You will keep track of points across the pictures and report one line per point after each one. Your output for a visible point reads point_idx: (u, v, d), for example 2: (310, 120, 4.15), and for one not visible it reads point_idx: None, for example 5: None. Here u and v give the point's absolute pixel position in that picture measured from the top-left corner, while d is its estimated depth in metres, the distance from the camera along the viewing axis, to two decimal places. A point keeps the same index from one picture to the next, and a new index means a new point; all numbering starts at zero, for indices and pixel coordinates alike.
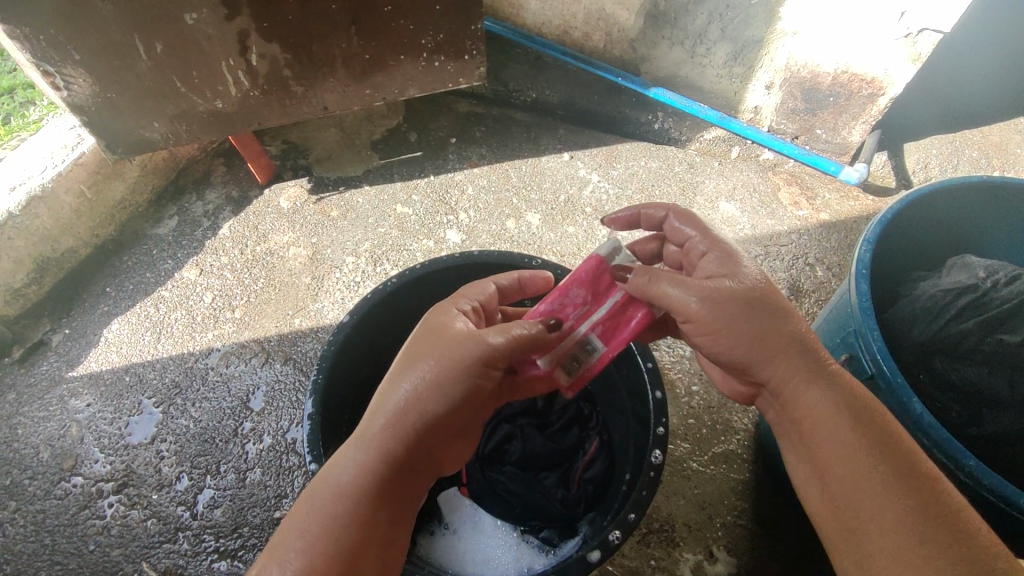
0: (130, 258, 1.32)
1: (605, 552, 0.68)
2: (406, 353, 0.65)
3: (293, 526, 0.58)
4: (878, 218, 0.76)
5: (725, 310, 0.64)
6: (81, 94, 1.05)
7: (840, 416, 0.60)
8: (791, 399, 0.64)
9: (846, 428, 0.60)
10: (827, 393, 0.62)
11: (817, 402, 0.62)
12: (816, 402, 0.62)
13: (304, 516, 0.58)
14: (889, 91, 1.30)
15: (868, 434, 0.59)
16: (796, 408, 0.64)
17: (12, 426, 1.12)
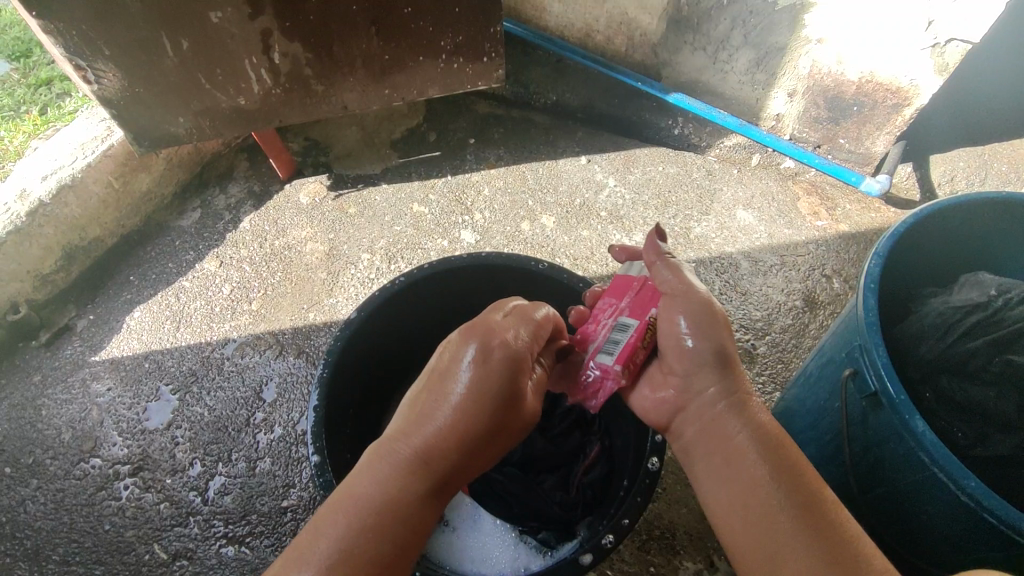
0: (154, 248, 1.36)
1: (596, 556, 0.68)
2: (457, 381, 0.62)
3: (327, 543, 0.55)
4: (889, 231, 0.75)
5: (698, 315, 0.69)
6: (110, 89, 1.09)
7: (749, 449, 0.62)
8: (713, 430, 0.66)
9: (755, 462, 0.61)
10: (744, 424, 0.64)
11: (740, 434, 0.64)
12: (739, 432, 0.64)
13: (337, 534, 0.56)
14: (916, 101, 1.27)
15: (781, 466, 0.60)
16: (717, 440, 0.65)
17: (37, 407, 1.16)
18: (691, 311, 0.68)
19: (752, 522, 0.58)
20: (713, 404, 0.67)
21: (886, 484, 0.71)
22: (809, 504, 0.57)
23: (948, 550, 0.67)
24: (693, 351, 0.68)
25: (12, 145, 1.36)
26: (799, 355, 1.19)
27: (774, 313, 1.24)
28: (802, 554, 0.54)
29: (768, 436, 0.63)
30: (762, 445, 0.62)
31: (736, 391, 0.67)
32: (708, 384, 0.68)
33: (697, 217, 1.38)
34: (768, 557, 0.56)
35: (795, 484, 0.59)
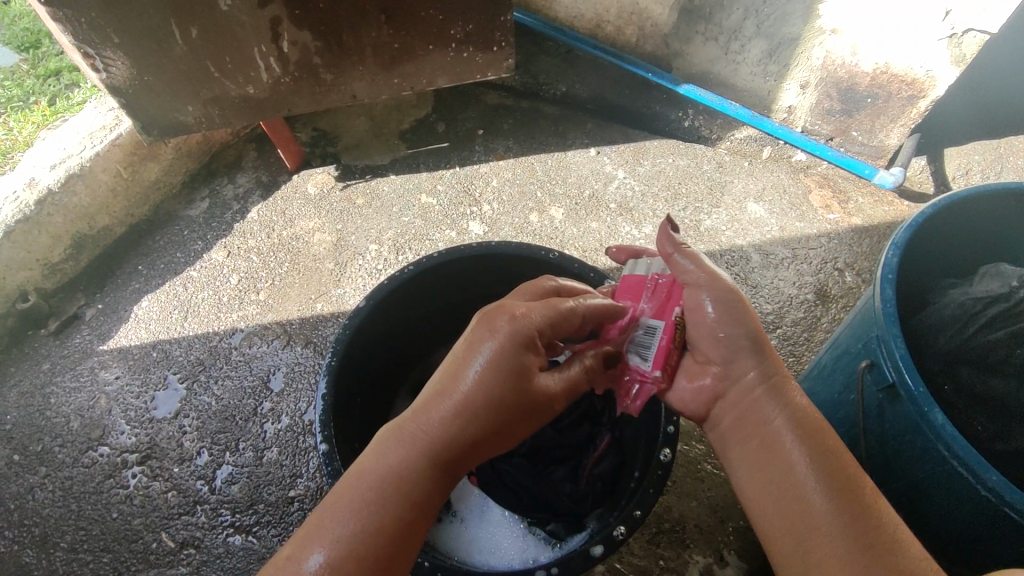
0: (162, 237, 1.36)
1: (608, 547, 0.68)
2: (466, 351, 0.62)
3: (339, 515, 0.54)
4: (907, 222, 0.73)
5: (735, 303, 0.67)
6: (119, 77, 1.08)
7: (785, 433, 0.61)
8: (748, 416, 0.64)
9: (791, 445, 0.60)
10: (781, 410, 0.63)
11: (776, 419, 0.63)
12: (774, 417, 0.63)
13: (348, 509, 0.55)
14: (931, 93, 1.25)
15: (817, 449, 0.59)
16: (753, 425, 0.64)
17: (46, 395, 1.16)
18: (717, 295, 0.68)
19: (785, 505, 0.58)
20: (751, 389, 0.65)
21: (901, 478, 0.70)
22: (844, 488, 0.57)
23: (965, 545, 0.66)
24: (729, 335, 0.66)
25: (21, 135, 1.36)
26: (811, 348, 1.17)
27: (785, 306, 1.22)
28: (835, 538, 0.54)
29: (805, 420, 0.62)
30: (798, 428, 0.61)
31: (772, 375, 0.65)
32: (750, 374, 0.66)
33: (708, 210, 1.37)
34: (800, 540, 0.56)
35: (831, 468, 0.58)
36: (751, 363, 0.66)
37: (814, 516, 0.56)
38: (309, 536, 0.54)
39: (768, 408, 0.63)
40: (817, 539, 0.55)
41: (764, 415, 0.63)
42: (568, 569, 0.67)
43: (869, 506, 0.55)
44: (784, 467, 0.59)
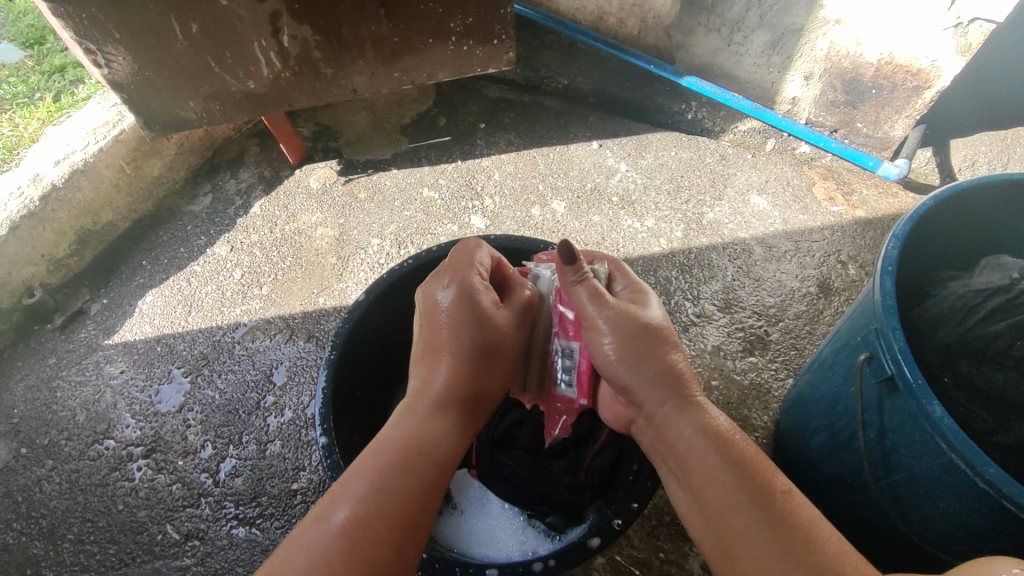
0: (166, 232, 1.37)
1: (605, 539, 0.69)
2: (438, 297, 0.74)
3: (347, 493, 0.58)
4: (908, 214, 0.72)
5: (625, 363, 0.69)
6: (120, 72, 1.09)
7: (699, 446, 0.63)
8: (662, 433, 0.67)
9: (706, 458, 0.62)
10: (685, 419, 0.65)
11: (688, 433, 0.64)
12: (683, 432, 0.65)
13: (362, 479, 0.59)
14: (937, 83, 1.24)
15: (733, 460, 0.61)
16: (669, 442, 0.66)
17: (52, 388, 1.17)
18: (620, 335, 0.69)
19: (712, 520, 0.58)
20: (661, 410, 0.67)
21: (900, 470, 0.69)
22: (761, 492, 0.58)
23: (966, 538, 0.66)
24: (622, 377, 0.69)
25: (26, 132, 1.37)
26: (814, 342, 1.17)
27: (788, 299, 1.22)
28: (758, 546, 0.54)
29: (716, 431, 0.64)
30: (711, 441, 0.63)
31: (678, 396, 0.67)
32: (657, 394, 0.68)
33: (711, 203, 1.36)
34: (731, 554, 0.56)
35: (747, 475, 0.59)
36: (658, 390, 0.68)
37: (736, 526, 0.56)
38: (326, 506, 0.58)
39: (682, 423, 0.65)
40: (739, 552, 0.55)
41: (677, 430, 0.65)
42: (565, 560, 0.67)
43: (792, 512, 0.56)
44: (703, 480, 0.60)
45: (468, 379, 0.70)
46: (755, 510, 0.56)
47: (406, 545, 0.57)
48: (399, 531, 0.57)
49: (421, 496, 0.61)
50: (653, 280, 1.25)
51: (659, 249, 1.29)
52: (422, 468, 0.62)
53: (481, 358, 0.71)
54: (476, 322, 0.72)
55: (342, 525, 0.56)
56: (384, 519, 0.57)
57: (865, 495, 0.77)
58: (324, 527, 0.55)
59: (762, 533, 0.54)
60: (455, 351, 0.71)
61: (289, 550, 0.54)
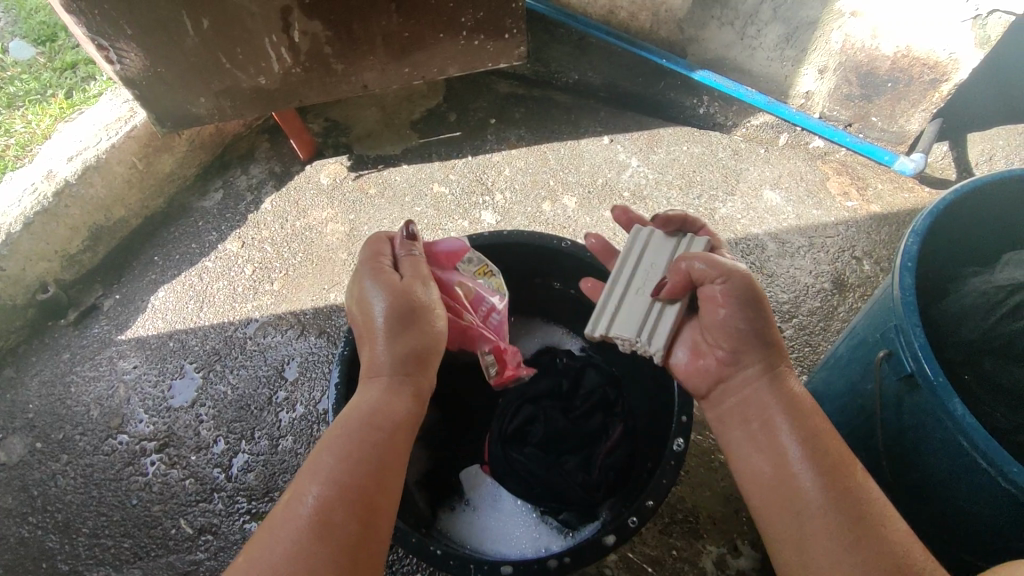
0: (177, 228, 1.37)
1: (621, 537, 0.68)
2: (362, 287, 0.73)
3: (313, 480, 0.58)
4: (928, 209, 0.71)
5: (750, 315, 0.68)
6: (133, 68, 1.09)
7: (782, 421, 0.64)
8: (749, 401, 0.67)
9: (785, 431, 0.63)
10: (771, 383, 0.66)
11: (774, 405, 0.65)
12: (773, 403, 0.65)
13: (325, 461, 0.60)
14: (955, 76, 1.22)
15: (812, 439, 0.61)
16: (751, 411, 0.66)
17: (66, 383, 1.18)
18: (733, 287, 0.68)
19: (786, 497, 0.59)
20: (755, 379, 0.67)
21: (920, 468, 0.68)
22: (837, 474, 0.59)
23: (986, 539, 0.65)
24: (734, 328, 0.68)
25: (39, 128, 1.38)
26: (828, 338, 1.16)
27: (801, 296, 1.20)
28: (824, 523, 0.56)
29: (801, 407, 0.64)
30: (795, 417, 0.63)
31: (778, 362, 0.68)
32: (768, 358, 0.68)
33: (723, 198, 1.35)
34: (796, 525, 0.58)
35: (823, 455, 0.60)
36: (760, 357, 0.68)
37: (809, 505, 0.57)
38: (297, 492, 0.58)
39: (765, 393, 0.66)
40: (811, 533, 0.56)
41: (765, 399, 0.66)
42: (580, 559, 0.67)
43: (860, 492, 0.57)
44: (781, 454, 0.61)
45: (407, 350, 0.71)
46: (829, 487, 0.57)
47: (373, 511, 0.58)
48: (363, 504, 0.58)
49: (380, 465, 0.61)
50: None
51: None
52: (376, 436, 0.63)
53: (414, 329, 0.72)
54: (399, 298, 0.71)
55: (309, 511, 0.56)
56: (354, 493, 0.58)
57: (883, 492, 0.76)
58: (298, 511, 0.56)
59: (834, 515, 0.56)
60: (387, 328, 0.71)
61: (263, 541, 0.55)
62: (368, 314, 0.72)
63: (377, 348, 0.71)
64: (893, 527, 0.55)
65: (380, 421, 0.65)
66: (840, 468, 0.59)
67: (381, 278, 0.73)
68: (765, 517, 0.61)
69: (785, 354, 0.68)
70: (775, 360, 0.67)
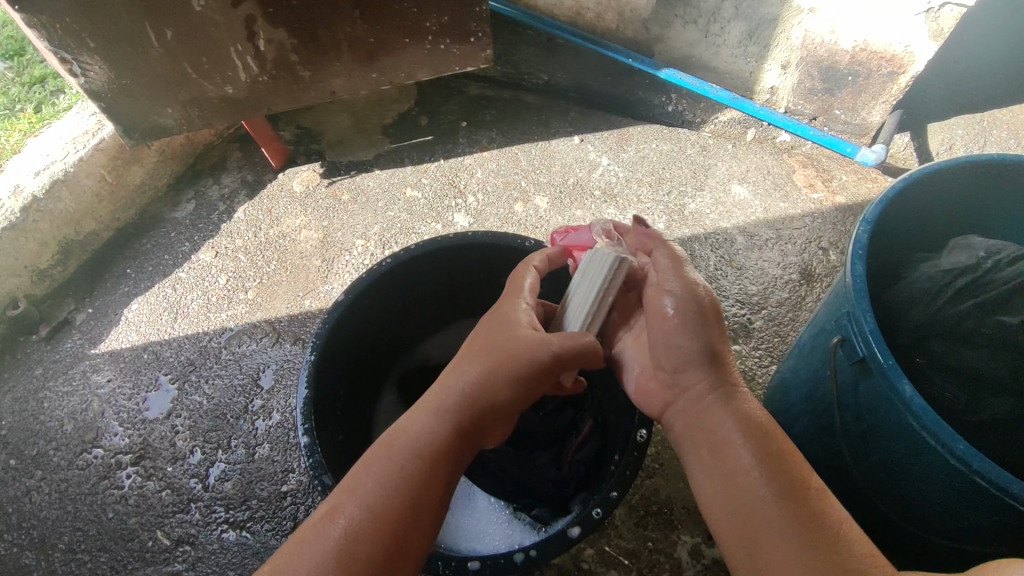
0: (150, 240, 1.37)
1: (585, 529, 0.68)
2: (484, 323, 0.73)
3: (349, 501, 0.58)
4: (879, 197, 0.73)
5: (691, 325, 0.69)
6: (97, 80, 1.09)
7: (735, 437, 0.64)
8: (701, 420, 0.68)
9: (738, 447, 0.64)
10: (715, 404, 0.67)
11: (725, 424, 0.66)
12: (725, 423, 0.66)
13: (367, 482, 0.60)
14: (911, 69, 1.25)
15: (767, 455, 0.62)
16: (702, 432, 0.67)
17: (39, 400, 1.17)
18: (680, 300, 0.70)
19: (742, 515, 0.59)
20: (702, 397, 0.68)
21: (878, 450, 0.70)
22: (795, 487, 0.60)
23: (943, 517, 0.67)
24: (680, 346, 0.70)
25: (8, 143, 1.37)
26: (797, 328, 1.18)
27: (770, 287, 1.22)
28: (775, 531, 0.57)
29: (755, 425, 0.65)
30: (749, 433, 0.64)
31: (724, 383, 0.69)
32: (717, 376, 0.69)
33: (692, 193, 1.37)
34: (754, 540, 0.58)
35: (777, 469, 0.61)
36: (705, 378, 0.69)
37: (766, 521, 0.58)
38: (335, 505, 0.59)
39: (717, 412, 0.67)
40: (769, 549, 0.57)
41: (720, 419, 0.66)
42: (546, 552, 0.68)
43: (818, 505, 0.58)
44: (734, 472, 0.62)
45: (475, 375, 0.66)
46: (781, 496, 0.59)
47: (398, 550, 0.57)
48: (392, 538, 0.57)
49: (415, 499, 0.59)
50: None
51: None
52: (417, 466, 0.61)
53: (495, 361, 0.67)
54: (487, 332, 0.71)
55: (334, 539, 0.56)
56: (383, 526, 0.57)
57: (845, 474, 0.78)
58: (327, 528, 0.57)
59: (791, 532, 0.56)
60: (472, 357, 0.69)
61: (293, 552, 0.56)
62: (471, 347, 0.70)
63: (460, 370, 0.68)
64: (851, 542, 0.56)
65: (426, 447, 0.62)
66: (795, 483, 0.60)
67: (499, 319, 0.72)
68: (723, 536, 0.61)
69: (735, 376, 0.69)
70: (724, 380, 0.68)
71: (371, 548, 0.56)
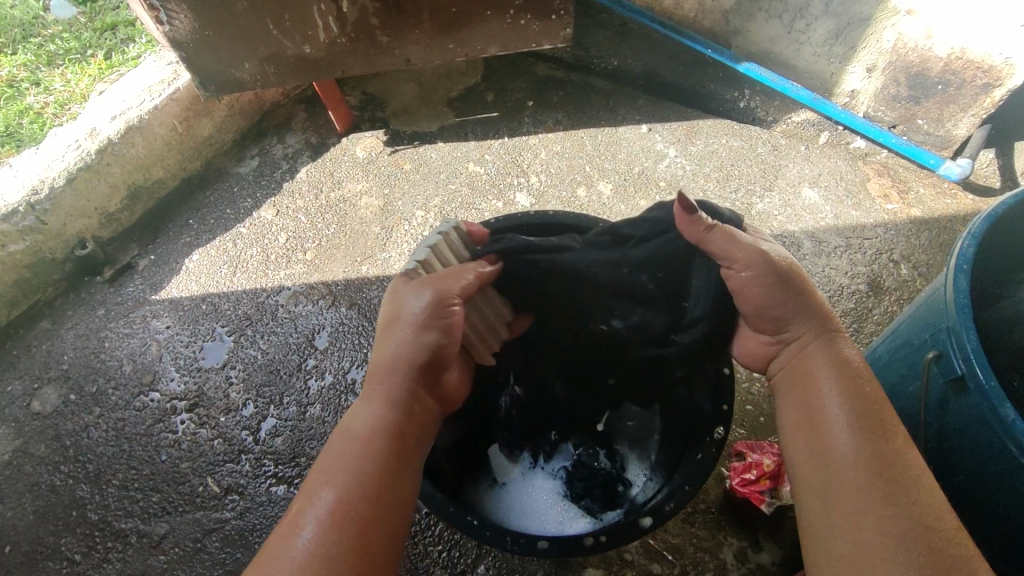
0: (213, 193, 1.39)
1: (657, 520, 0.69)
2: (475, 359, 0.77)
3: (334, 471, 0.57)
4: (986, 212, 0.70)
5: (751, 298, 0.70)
6: (182, 30, 1.09)
7: (827, 380, 0.63)
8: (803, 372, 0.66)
9: (830, 393, 0.62)
10: (818, 307, 0.68)
11: (822, 369, 0.64)
12: (819, 363, 0.65)
13: (349, 455, 0.59)
14: (1009, 82, 1.19)
15: (818, 426, 0.61)
16: (806, 384, 0.65)
17: (101, 338, 1.20)
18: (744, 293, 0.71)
19: (822, 452, 0.60)
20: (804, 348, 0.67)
21: (960, 473, 0.68)
22: (878, 435, 0.58)
23: None
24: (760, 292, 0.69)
25: (77, 87, 1.43)
26: (861, 340, 1.14)
27: (835, 296, 1.19)
28: (853, 487, 0.56)
29: (851, 368, 0.64)
30: (843, 380, 0.63)
31: (824, 330, 0.67)
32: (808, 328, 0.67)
33: (760, 193, 1.33)
34: (824, 475, 0.58)
35: (871, 434, 0.58)
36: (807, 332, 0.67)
37: (852, 487, 0.56)
38: (324, 476, 0.57)
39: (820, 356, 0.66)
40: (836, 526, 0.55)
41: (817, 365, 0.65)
42: (619, 538, 0.68)
43: (891, 454, 0.57)
44: (822, 421, 0.61)
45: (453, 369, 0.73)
46: (872, 466, 0.56)
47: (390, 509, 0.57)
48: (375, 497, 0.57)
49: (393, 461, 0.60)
50: None
51: None
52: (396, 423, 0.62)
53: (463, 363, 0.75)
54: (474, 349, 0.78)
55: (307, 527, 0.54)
56: (376, 483, 0.57)
57: None
58: (315, 503, 0.55)
59: (878, 514, 0.53)
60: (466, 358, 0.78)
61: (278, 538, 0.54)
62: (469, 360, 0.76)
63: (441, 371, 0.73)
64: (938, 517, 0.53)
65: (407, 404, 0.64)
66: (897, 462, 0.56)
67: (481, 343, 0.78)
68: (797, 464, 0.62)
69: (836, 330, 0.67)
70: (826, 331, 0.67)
71: (362, 519, 0.55)
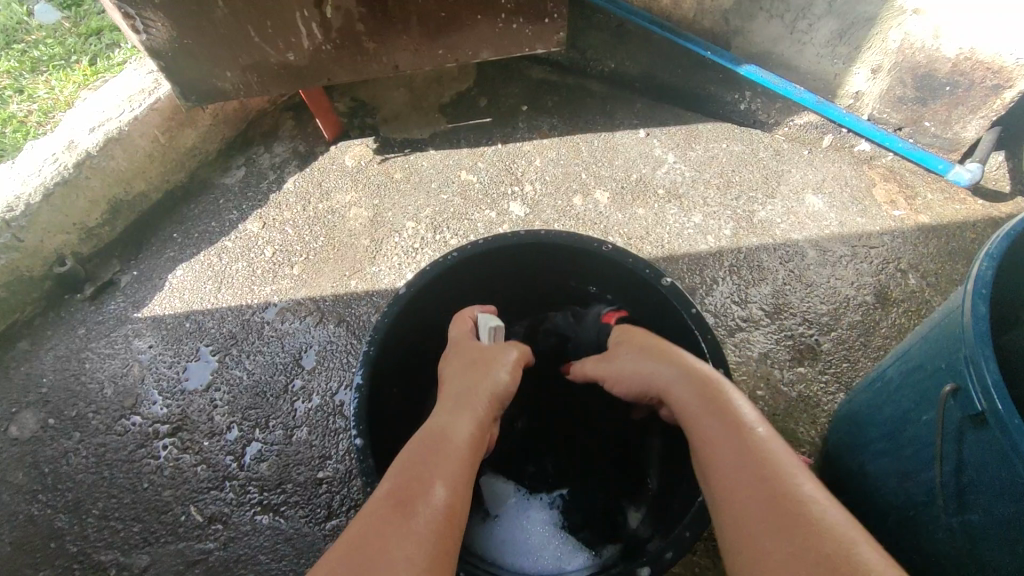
0: (197, 206, 1.34)
1: (657, 568, 0.64)
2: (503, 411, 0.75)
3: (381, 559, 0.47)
4: (1003, 231, 0.66)
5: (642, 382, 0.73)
6: (159, 39, 1.05)
7: (714, 434, 0.59)
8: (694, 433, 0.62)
9: (714, 451, 0.58)
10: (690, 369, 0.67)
11: (707, 422, 0.61)
12: (705, 423, 0.61)
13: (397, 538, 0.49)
14: (1020, 83, 1.15)
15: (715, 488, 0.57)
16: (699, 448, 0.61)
17: (81, 360, 1.16)
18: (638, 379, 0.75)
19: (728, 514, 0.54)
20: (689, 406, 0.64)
21: (979, 510, 0.64)
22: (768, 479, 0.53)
23: None
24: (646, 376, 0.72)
25: (62, 95, 1.38)
26: (869, 355, 1.10)
27: (841, 308, 1.15)
28: (754, 518, 0.51)
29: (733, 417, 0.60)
30: (725, 429, 0.59)
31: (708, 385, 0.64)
32: (686, 391, 0.65)
33: (762, 200, 1.29)
34: (730, 542, 0.52)
35: (760, 475, 0.54)
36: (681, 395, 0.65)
37: (751, 544, 0.50)
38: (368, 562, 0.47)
39: (701, 416, 0.62)
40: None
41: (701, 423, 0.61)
42: None
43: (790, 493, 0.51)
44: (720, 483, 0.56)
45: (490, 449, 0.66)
46: (772, 516, 0.50)
47: None
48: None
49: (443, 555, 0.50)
50: (698, 280, 1.19)
51: (706, 247, 1.23)
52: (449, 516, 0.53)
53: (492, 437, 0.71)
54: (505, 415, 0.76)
55: None
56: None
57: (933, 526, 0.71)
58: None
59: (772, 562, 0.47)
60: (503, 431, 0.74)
61: None
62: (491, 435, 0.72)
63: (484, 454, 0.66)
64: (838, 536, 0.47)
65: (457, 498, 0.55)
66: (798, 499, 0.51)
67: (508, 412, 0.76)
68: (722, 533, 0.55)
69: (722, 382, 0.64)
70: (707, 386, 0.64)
71: None
